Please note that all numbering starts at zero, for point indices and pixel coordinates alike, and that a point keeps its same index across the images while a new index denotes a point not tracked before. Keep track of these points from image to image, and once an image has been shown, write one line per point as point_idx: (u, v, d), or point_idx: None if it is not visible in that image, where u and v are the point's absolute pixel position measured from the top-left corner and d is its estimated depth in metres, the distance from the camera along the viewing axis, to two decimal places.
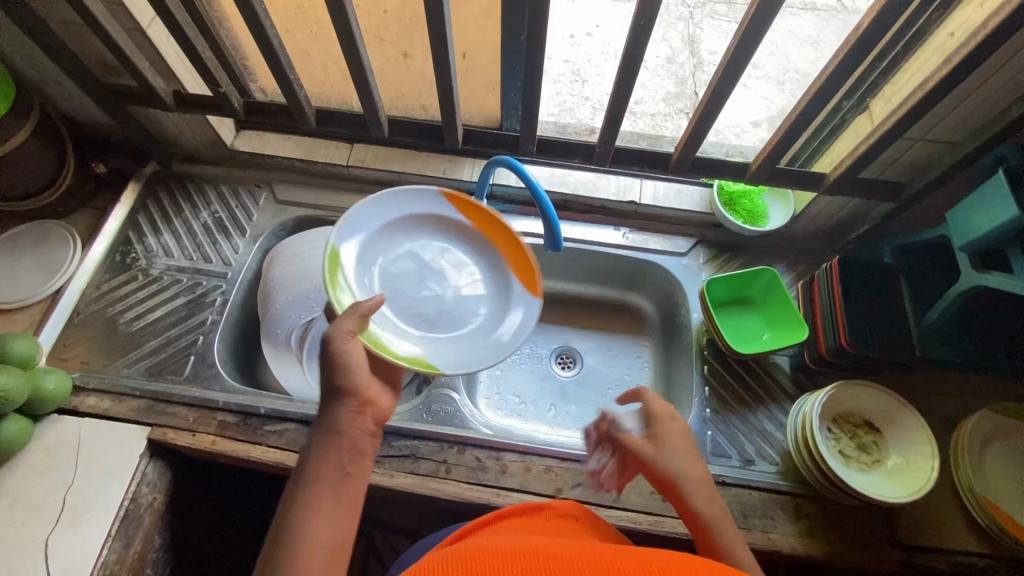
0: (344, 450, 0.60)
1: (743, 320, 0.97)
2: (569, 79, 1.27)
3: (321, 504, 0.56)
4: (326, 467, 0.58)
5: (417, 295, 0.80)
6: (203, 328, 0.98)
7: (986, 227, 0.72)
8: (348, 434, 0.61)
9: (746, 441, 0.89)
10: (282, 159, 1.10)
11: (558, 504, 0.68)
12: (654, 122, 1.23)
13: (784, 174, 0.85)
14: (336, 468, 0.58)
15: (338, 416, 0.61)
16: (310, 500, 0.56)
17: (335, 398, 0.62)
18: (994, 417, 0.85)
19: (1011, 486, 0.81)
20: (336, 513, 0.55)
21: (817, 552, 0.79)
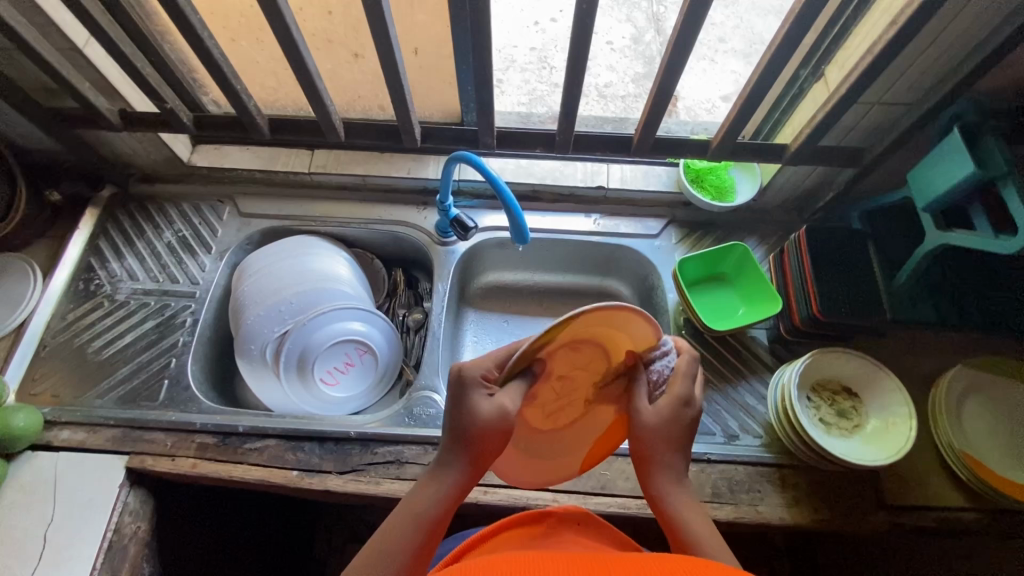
0: (436, 508, 0.55)
1: (718, 297, 0.97)
2: (537, 66, 1.25)
3: (396, 554, 0.52)
4: (423, 519, 0.55)
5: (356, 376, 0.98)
6: (175, 350, 0.96)
7: (946, 186, 0.72)
8: (458, 491, 0.57)
9: (729, 417, 0.89)
10: (243, 171, 1.08)
11: (560, 510, 0.69)
12: (624, 104, 1.22)
13: (747, 148, 0.85)
14: (431, 518, 0.55)
15: (452, 471, 0.57)
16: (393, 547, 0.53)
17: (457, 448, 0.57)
18: (971, 373, 0.86)
19: (986, 439, 0.82)
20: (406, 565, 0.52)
21: (806, 521, 0.80)
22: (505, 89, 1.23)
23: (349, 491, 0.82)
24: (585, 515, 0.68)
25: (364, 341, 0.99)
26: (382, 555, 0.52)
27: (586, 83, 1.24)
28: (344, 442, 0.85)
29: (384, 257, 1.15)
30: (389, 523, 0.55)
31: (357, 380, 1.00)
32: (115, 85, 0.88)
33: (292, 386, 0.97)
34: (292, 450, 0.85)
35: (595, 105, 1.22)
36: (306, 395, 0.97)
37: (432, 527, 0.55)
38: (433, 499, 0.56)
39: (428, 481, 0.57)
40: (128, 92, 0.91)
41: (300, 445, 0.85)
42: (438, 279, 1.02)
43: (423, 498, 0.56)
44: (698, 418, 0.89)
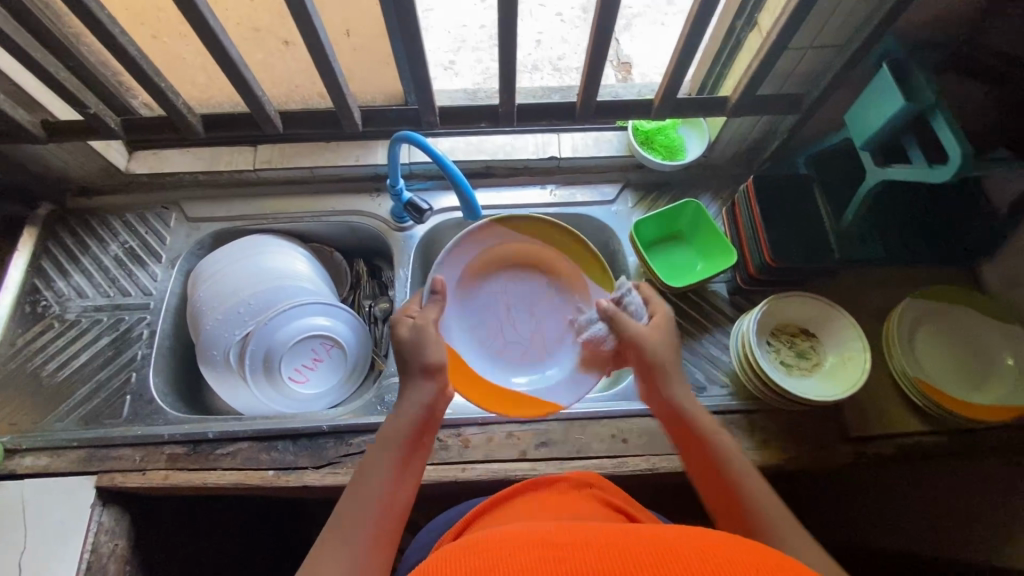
0: (413, 435, 0.64)
1: (675, 254, 0.98)
2: (488, 44, 1.22)
3: (382, 481, 0.60)
4: (400, 442, 0.63)
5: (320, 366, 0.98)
6: (135, 364, 0.93)
7: (880, 122, 0.74)
8: (428, 415, 0.66)
9: (695, 369, 0.91)
10: (184, 174, 1.04)
11: (573, 476, 0.73)
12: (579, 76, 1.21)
13: (690, 104, 0.85)
14: (400, 455, 0.62)
15: (417, 390, 0.67)
16: (377, 479, 0.60)
17: (418, 375, 0.68)
18: (916, 305, 0.89)
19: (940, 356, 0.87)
20: (389, 491, 0.59)
21: (775, 461, 0.83)
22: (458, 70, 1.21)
23: (328, 484, 0.82)
24: (593, 478, 0.72)
25: (330, 334, 0.98)
26: (362, 492, 0.58)
27: (539, 58, 1.23)
28: (318, 437, 0.85)
29: (343, 249, 1.13)
30: (366, 470, 0.61)
31: (327, 375, 0.99)
32: (33, 95, 0.84)
33: (261, 388, 0.95)
34: (266, 450, 0.84)
35: (549, 79, 1.22)
36: (276, 395, 0.96)
37: (409, 447, 0.63)
38: (406, 422, 0.64)
39: (401, 410, 0.66)
40: (49, 101, 0.86)
41: (273, 444, 0.84)
42: (398, 266, 1.01)
43: (398, 425, 0.64)
44: None
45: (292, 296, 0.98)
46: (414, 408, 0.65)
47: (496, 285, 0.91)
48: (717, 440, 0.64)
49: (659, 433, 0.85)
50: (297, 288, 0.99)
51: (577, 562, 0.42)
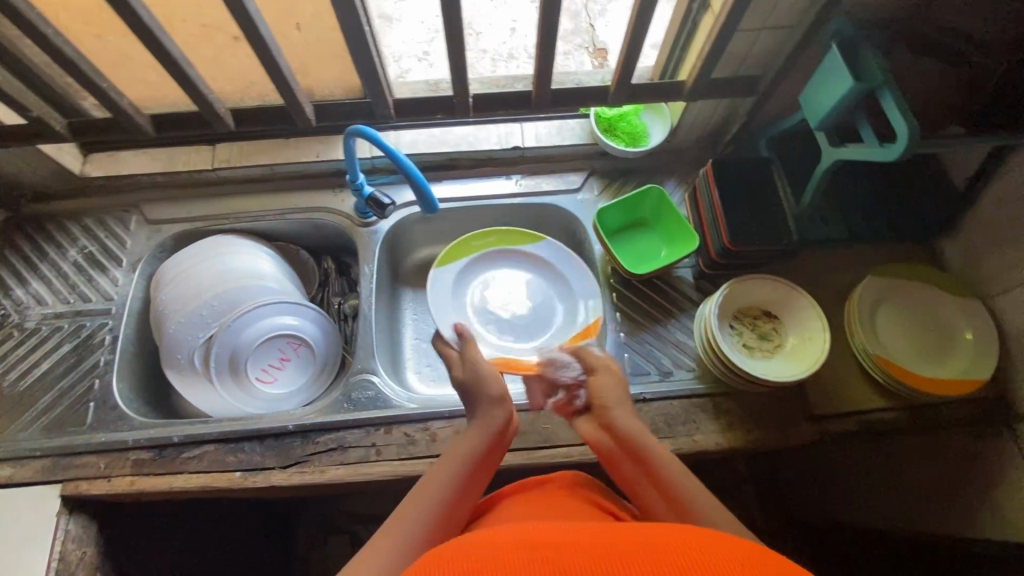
0: (472, 470, 0.65)
1: (639, 241, 0.98)
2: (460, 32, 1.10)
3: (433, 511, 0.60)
4: (460, 474, 0.64)
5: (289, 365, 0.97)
6: (98, 370, 0.92)
7: (831, 102, 0.74)
8: (491, 448, 0.68)
9: (662, 355, 0.92)
10: (142, 176, 1.02)
11: (558, 476, 0.74)
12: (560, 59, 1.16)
13: (647, 89, 0.84)
14: (457, 486, 0.62)
15: (488, 419, 0.70)
16: (425, 505, 0.60)
17: (489, 405, 0.71)
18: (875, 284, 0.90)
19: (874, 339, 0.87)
20: (437, 518, 0.59)
21: (742, 442, 0.84)
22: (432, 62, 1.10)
23: (295, 483, 0.81)
24: (582, 478, 0.73)
25: (297, 334, 0.97)
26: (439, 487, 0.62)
27: (515, 46, 1.19)
28: (284, 437, 0.84)
29: (310, 246, 1.12)
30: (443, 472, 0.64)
31: (296, 374, 0.98)
32: None
33: (229, 390, 0.95)
34: (233, 452, 0.84)
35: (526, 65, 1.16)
36: (243, 396, 0.95)
37: (467, 480, 0.64)
38: (466, 453, 0.66)
39: (465, 442, 0.67)
40: None
41: (240, 445, 0.84)
42: (363, 262, 1.00)
43: (461, 454, 0.66)
44: (633, 360, 0.92)
45: (258, 297, 0.97)
46: (476, 442, 0.67)
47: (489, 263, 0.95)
48: (663, 458, 0.65)
49: None
50: (262, 290, 0.98)
51: (563, 559, 0.43)
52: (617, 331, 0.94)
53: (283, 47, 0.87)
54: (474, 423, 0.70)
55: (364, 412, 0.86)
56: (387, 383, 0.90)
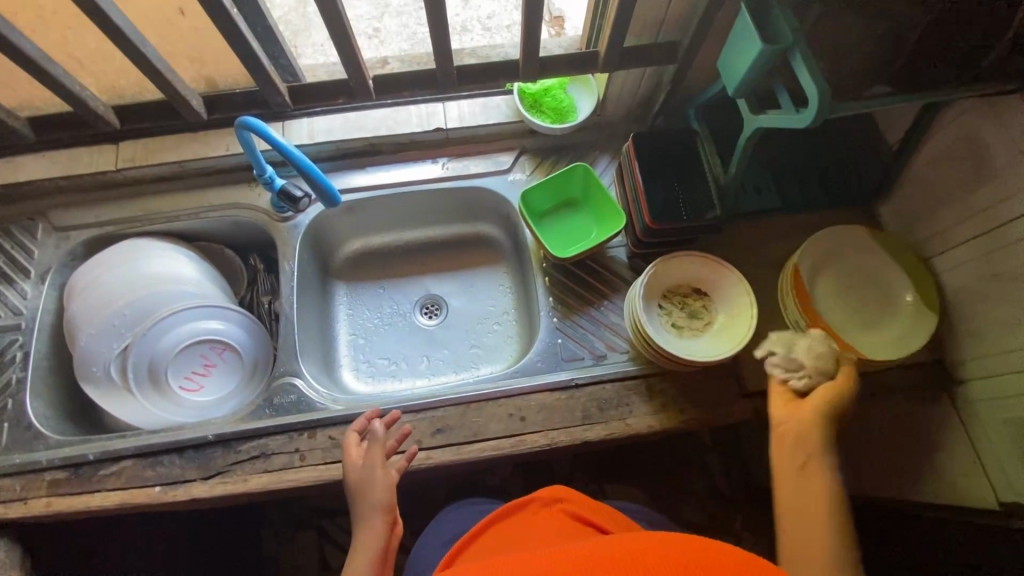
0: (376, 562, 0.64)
1: (569, 222, 0.94)
2: (415, 7, 1.00)
3: None
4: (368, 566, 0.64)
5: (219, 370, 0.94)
6: (9, 389, 0.88)
7: (744, 69, 0.70)
8: (388, 539, 0.67)
9: (595, 338, 0.90)
10: (44, 181, 0.96)
11: (541, 492, 0.75)
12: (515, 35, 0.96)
13: (558, 62, 0.80)
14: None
15: (376, 521, 0.68)
16: None
17: (377, 507, 0.69)
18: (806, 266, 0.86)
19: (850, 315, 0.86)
20: None
21: (675, 423, 0.83)
22: (383, 39, 0.98)
23: (217, 495, 0.79)
24: (562, 492, 0.75)
25: (221, 339, 0.93)
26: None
27: (466, 18, 0.99)
28: (205, 447, 0.82)
29: (235, 244, 1.07)
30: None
31: (223, 379, 0.95)
32: None
33: (152, 400, 0.91)
34: (151, 466, 0.81)
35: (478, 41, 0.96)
36: (170, 406, 0.92)
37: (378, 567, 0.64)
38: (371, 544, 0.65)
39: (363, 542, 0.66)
40: None
41: (159, 459, 0.81)
42: (284, 259, 0.96)
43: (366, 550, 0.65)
44: (565, 346, 0.90)
45: (177, 303, 0.93)
46: (375, 533, 0.66)
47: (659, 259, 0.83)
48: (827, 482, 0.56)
49: (557, 407, 0.84)
50: (182, 296, 0.94)
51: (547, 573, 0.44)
52: (550, 316, 0.92)
53: (168, 36, 0.80)
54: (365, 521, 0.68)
55: (289, 416, 0.84)
56: (313, 384, 0.87)
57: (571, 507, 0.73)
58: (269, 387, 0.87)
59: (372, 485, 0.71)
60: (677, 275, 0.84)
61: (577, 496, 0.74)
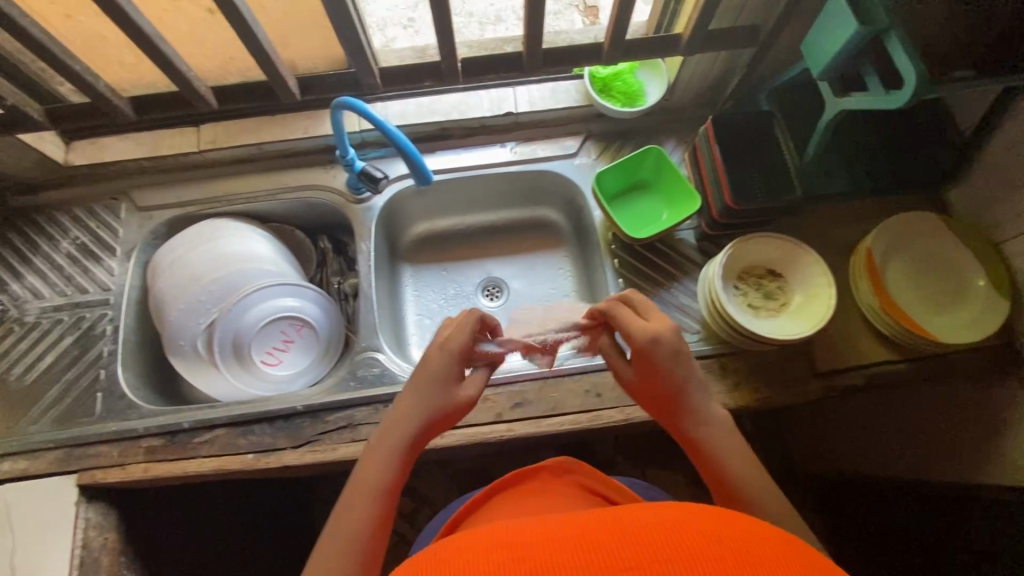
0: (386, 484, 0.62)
1: (639, 204, 0.96)
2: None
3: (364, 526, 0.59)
4: (380, 486, 0.62)
5: (296, 347, 0.98)
6: (102, 360, 0.92)
7: (834, 52, 0.71)
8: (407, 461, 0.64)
9: (666, 319, 0.91)
10: (128, 162, 1.00)
11: (551, 462, 0.76)
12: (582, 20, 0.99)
13: (643, 46, 0.81)
14: (381, 496, 0.61)
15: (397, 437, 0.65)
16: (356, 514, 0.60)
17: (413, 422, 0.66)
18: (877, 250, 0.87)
19: (921, 297, 0.87)
20: (373, 528, 0.59)
21: (748, 402, 0.85)
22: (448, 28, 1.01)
23: (308, 462, 0.82)
24: (570, 464, 0.76)
25: (300, 316, 0.97)
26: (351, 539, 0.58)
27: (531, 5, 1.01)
28: (294, 417, 0.85)
29: (305, 226, 1.10)
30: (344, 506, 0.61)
31: (300, 356, 0.98)
32: None
33: (236, 375, 0.95)
34: (244, 434, 0.85)
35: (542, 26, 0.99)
36: (251, 380, 0.95)
37: (387, 490, 0.62)
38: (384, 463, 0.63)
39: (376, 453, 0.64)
40: None
41: (250, 428, 0.85)
42: (361, 240, 0.99)
43: (376, 471, 0.62)
44: None
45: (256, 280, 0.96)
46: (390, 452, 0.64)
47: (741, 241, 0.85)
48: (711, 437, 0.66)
49: None
50: (261, 274, 0.96)
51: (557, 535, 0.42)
52: None
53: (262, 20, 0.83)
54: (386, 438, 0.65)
55: (373, 389, 0.87)
56: (392, 360, 0.91)
57: (578, 477, 0.74)
58: (351, 364, 0.90)
59: (432, 381, 0.67)
60: (754, 256, 0.86)
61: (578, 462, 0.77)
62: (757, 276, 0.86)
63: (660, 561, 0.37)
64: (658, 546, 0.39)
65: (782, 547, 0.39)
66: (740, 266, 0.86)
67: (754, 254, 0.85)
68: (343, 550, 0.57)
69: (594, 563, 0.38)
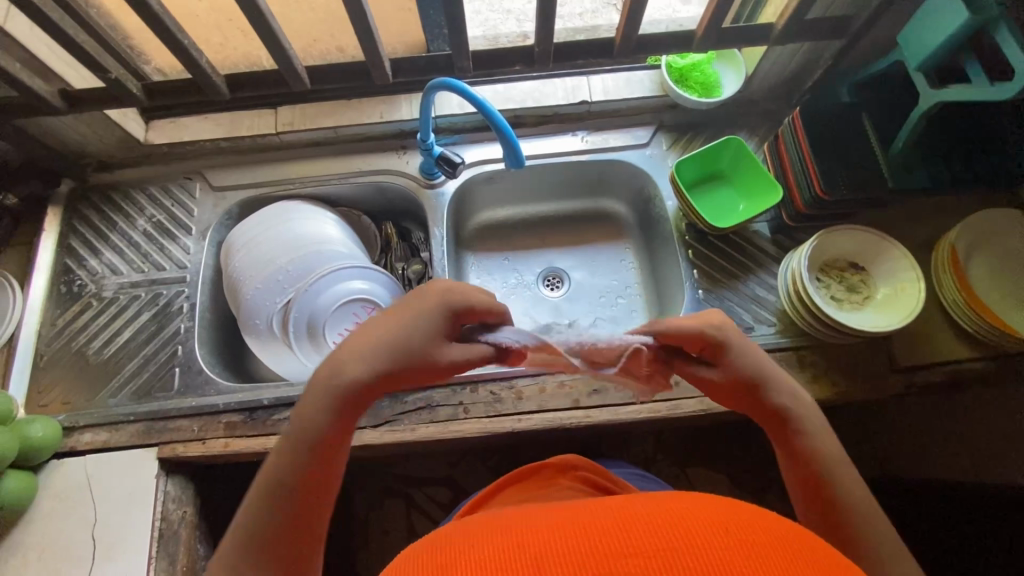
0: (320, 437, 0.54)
1: (714, 195, 0.96)
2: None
3: (286, 484, 0.54)
4: (309, 441, 0.54)
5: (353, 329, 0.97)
6: (179, 337, 0.93)
7: (940, 40, 0.72)
8: (346, 410, 0.55)
9: (742, 311, 0.91)
10: (205, 142, 1.01)
11: (558, 459, 0.76)
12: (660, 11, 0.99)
13: (734, 34, 0.81)
14: (306, 454, 0.54)
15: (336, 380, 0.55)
16: (279, 464, 0.54)
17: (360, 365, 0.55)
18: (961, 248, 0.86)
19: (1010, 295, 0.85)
20: (299, 486, 0.54)
21: (828, 395, 0.84)
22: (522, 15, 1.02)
23: (387, 441, 0.83)
24: (579, 463, 0.75)
25: (370, 298, 0.97)
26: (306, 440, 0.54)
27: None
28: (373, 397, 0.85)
29: (370, 212, 1.11)
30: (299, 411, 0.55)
31: None
32: (48, 62, 0.79)
33: (308, 356, 0.95)
34: None
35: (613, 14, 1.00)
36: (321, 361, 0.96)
37: (321, 448, 0.54)
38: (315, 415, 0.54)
39: (312, 399, 0.55)
40: (63, 69, 0.82)
41: None
42: (433, 225, 1.00)
43: (308, 421, 0.54)
44: None
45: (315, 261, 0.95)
46: (324, 404, 0.54)
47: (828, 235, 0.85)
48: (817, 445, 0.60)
49: None
50: (314, 254, 0.95)
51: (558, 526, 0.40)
52: (694, 288, 0.93)
53: None
54: (327, 375, 0.56)
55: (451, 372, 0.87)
56: None
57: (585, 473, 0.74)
58: None
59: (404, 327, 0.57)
60: (839, 249, 0.86)
61: (588, 462, 0.75)
62: (841, 269, 0.86)
63: (666, 549, 0.35)
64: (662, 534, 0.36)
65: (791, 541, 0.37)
66: (825, 259, 0.86)
67: (839, 247, 0.85)
68: (263, 494, 0.54)
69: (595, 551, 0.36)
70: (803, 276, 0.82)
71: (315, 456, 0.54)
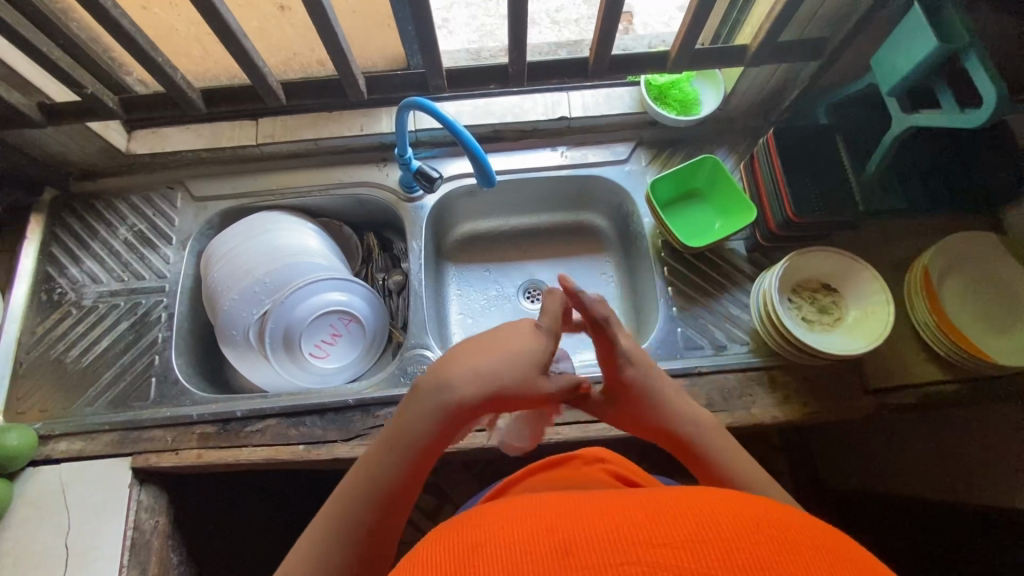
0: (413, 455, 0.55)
1: (692, 213, 0.97)
2: None
3: (379, 487, 0.55)
4: (410, 449, 0.55)
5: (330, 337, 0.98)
6: (157, 346, 0.94)
7: (908, 67, 0.72)
8: (448, 426, 0.55)
9: (716, 329, 0.91)
10: (187, 153, 1.02)
11: (587, 452, 0.70)
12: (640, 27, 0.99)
13: (708, 55, 0.82)
14: (404, 466, 0.55)
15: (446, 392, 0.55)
16: (375, 478, 0.55)
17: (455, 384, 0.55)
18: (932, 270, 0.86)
19: (983, 318, 0.84)
20: (391, 496, 0.55)
21: (798, 416, 0.84)
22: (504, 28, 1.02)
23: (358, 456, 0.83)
24: (605, 453, 0.69)
25: (347, 310, 0.97)
26: (400, 443, 0.55)
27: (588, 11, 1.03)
28: (345, 411, 0.86)
29: (352, 222, 1.11)
30: (399, 412, 0.57)
31: (347, 350, 0.99)
32: (26, 76, 0.80)
33: (284, 366, 0.96)
34: (294, 426, 0.86)
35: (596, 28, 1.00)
36: (298, 371, 0.97)
37: (420, 455, 0.55)
38: (418, 426, 0.55)
39: (416, 409, 0.56)
40: (42, 82, 0.83)
41: (301, 419, 0.86)
42: (411, 238, 1.00)
43: (411, 428, 0.55)
44: (686, 335, 0.91)
45: (313, 271, 0.97)
46: (425, 422, 0.55)
47: (805, 255, 0.85)
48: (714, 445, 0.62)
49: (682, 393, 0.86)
50: (317, 264, 0.98)
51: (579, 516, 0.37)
52: (669, 305, 0.93)
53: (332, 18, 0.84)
54: (420, 403, 0.56)
55: None
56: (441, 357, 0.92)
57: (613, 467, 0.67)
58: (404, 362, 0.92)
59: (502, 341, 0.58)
60: (813, 269, 0.86)
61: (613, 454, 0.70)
62: (813, 288, 0.86)
63: (695, 540, 0.33)
64: (692, 525, 0.34)
65: (825, 543, 0.34)
66: (797, 278, 0.86)
67: (813, 267, 0.85)
68: (358, 494, 0.55)
69: (623, 539, 0.34)
70: (774, 297, 0.82)
71: (413, 462, 0.55)
